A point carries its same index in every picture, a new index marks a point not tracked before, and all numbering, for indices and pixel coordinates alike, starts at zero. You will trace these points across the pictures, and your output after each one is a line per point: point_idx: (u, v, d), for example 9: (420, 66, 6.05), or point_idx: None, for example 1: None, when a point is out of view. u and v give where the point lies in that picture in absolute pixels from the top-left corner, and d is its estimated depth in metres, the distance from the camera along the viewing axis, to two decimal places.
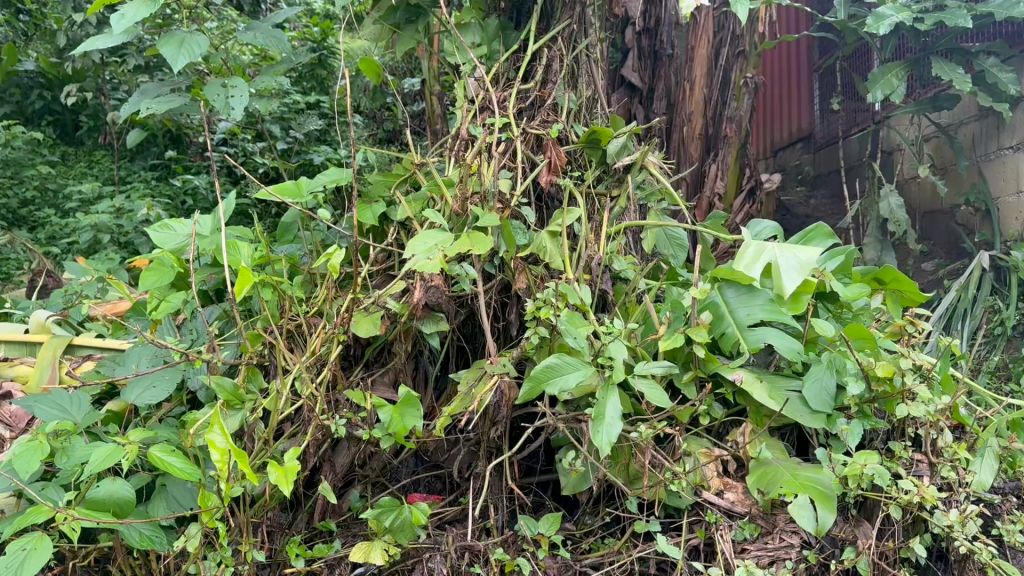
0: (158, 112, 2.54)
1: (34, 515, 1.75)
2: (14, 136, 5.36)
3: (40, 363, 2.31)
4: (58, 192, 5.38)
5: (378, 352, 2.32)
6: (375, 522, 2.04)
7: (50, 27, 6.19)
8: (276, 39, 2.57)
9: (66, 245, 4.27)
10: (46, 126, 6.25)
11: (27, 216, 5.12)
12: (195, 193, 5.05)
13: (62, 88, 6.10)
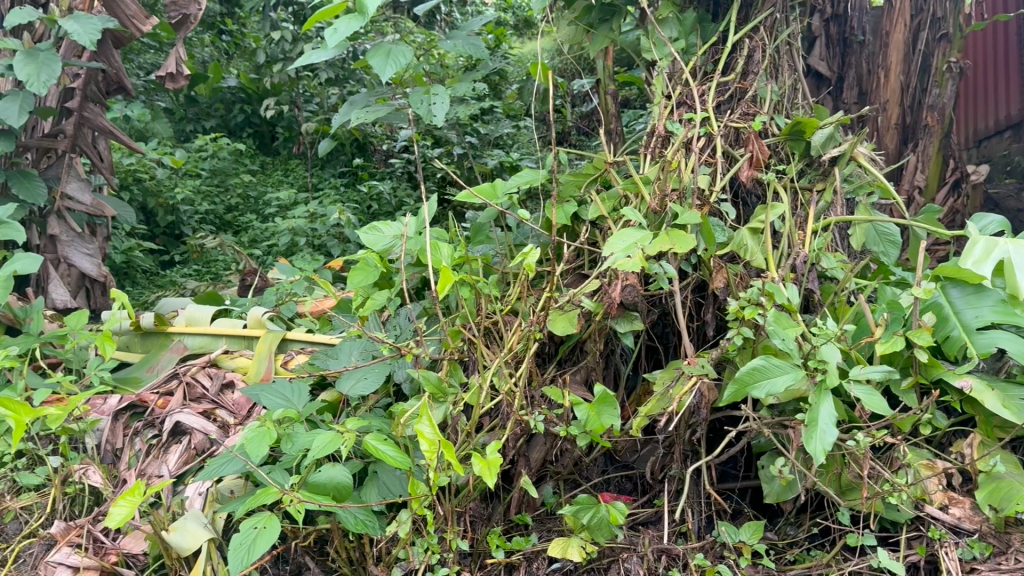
0: (367, 121, 2.54)
1: (265, 497, 1.91)
2: (219, 147, 5.99)
3: (258, 355, 2.49)
4: (258, 200, 5.74)
5: (570, 350, 2.31)
6: (572, 519, 2.08)
7: (249, 46, 6.73)
8: (474, 46, 2.56)
9: (268, 248, 4.59)
10: (248, 138, 6.84)
11: (233, 221, 5.54)
12: (379, 197, 5.12)
13: (261, 101, 6.62)
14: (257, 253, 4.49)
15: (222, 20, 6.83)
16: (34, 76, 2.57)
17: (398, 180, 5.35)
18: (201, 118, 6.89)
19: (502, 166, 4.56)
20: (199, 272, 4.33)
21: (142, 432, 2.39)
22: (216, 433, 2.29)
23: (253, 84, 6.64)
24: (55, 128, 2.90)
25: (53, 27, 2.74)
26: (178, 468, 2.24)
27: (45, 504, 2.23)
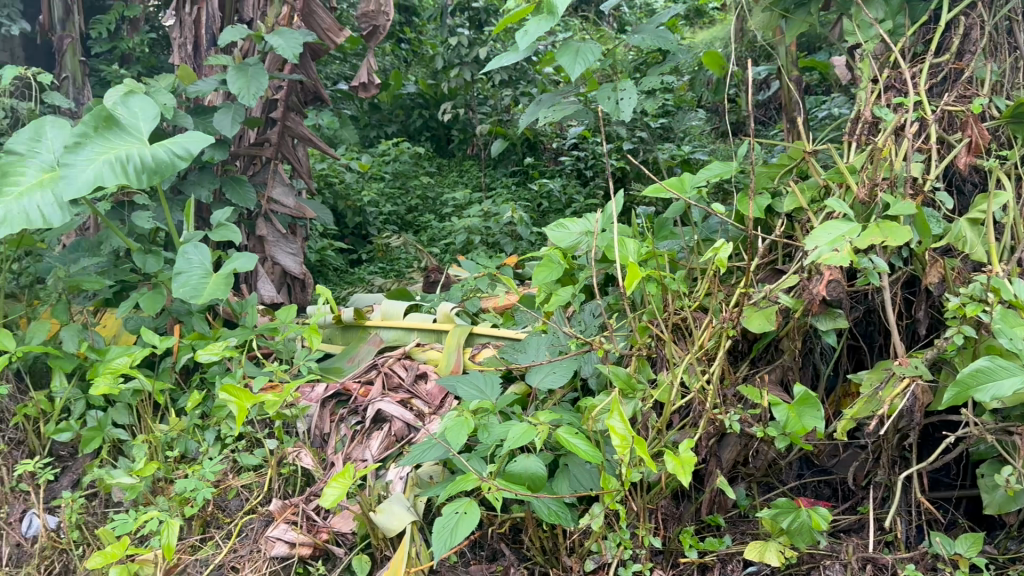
0: (555, 119, 2.59)
1: (465, 483, 2.00)
2: (400, 152, 6.25)
3: (448, 349, 2.62)
4: (436, 200, 5.91)
5: (764, 348, 2.25)
6: (770, 522, 2.02)
7: (427, 53, 6.96)
8: (664, 39, 2.57)
9: (445, 246, 4.66)
10: (426, 142, 7.06)
11: (413, 221, 5.72)
12: (550, 196, 5.16)
13: (438, 106, 6.83)
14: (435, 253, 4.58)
15: (403, 29, 7.24)
16: (246, 90, 2.75)
17: (569, 177, 5.43)
18: (383, 124, 7.22)
19: (673, 160, 4.42)
20: (384, 271, 4.48)
21: (346, 419, 2.55)
22: (413, 421, 2.43)
23: (431, 89, 6.83)
24: (262, 137, 3.07)
25: (260, 42, 2.90)
26: (380, 453, 2.38)
27: (263, 482, 2.42)
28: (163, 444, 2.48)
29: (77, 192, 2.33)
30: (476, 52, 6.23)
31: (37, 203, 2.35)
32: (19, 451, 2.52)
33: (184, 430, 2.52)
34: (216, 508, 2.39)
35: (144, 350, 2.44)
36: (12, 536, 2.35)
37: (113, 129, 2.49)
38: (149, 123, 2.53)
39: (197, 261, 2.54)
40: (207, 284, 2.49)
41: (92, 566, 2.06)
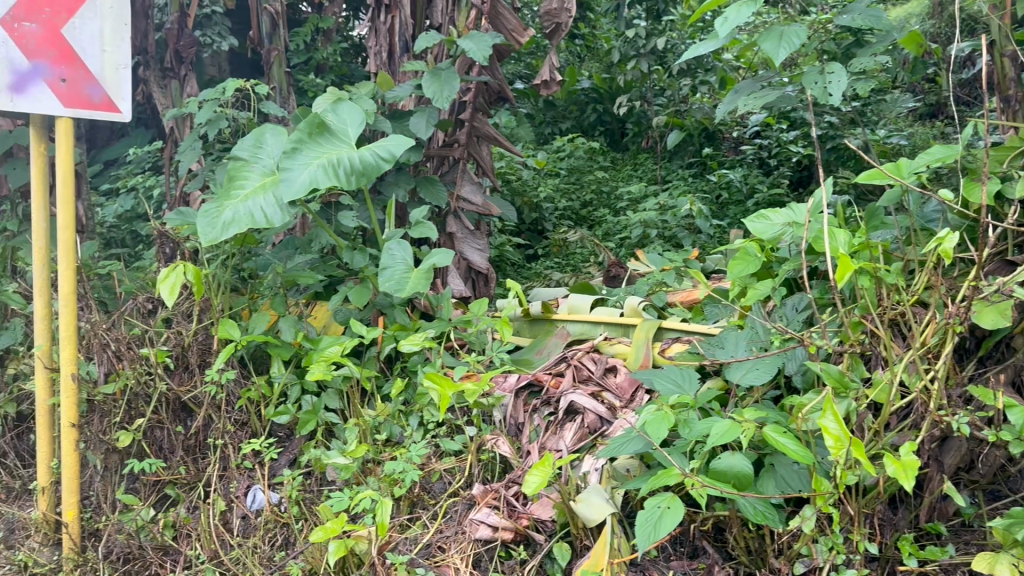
0: (755, 106, 2.51)
1: (668, 478, 2.00)
2: (575, 146, 5.61)
3: (636, 342, 2.61)
4: (611, 194, 5.18)
5: (994, 347, 2.10)
6: (1002, 533, 1.89)
7: (603, 48, 6.58)
8: (876, 19, 2.46)
9: (619, 241, 4.42)
10: (598, 137, 6.38)
11: (587, 216, 4.93)
12: (730, 187, 4.97)
13: (614, 99, 6.22)
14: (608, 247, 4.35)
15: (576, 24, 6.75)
16: (440, 93, 2.85)
17: (751, 168, 5.22)
18: (558, 121, 6.64)
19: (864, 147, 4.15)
20: (559, 265, 4.05)
21: (539, 409, 2.60)
22: (606, 414, 2.44)
23: (606, 83, 6.29)
24: (451, 138, 3.17)
25: (452, 47, 3.00)
26: (574, 444, 2.43)
27: (463, 468, 2.53)
28: (371, 428, 2.65)
29: (296, 193, 2.52)
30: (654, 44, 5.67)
31: (260, 205, 2.56)
32: (243, 431, 2.72)
33: (389, 415, 2.69)
34: (422, 490, 2.52)
35: (353, 340, 2.62)
36: (238, 509, 2.57)
37: (324, 134, 2.67)
38: (355, 128, 2.70)
39: (400, 257, 2.70)
40: (409, 278, 2.63)
41: (315, 540, 2.22)
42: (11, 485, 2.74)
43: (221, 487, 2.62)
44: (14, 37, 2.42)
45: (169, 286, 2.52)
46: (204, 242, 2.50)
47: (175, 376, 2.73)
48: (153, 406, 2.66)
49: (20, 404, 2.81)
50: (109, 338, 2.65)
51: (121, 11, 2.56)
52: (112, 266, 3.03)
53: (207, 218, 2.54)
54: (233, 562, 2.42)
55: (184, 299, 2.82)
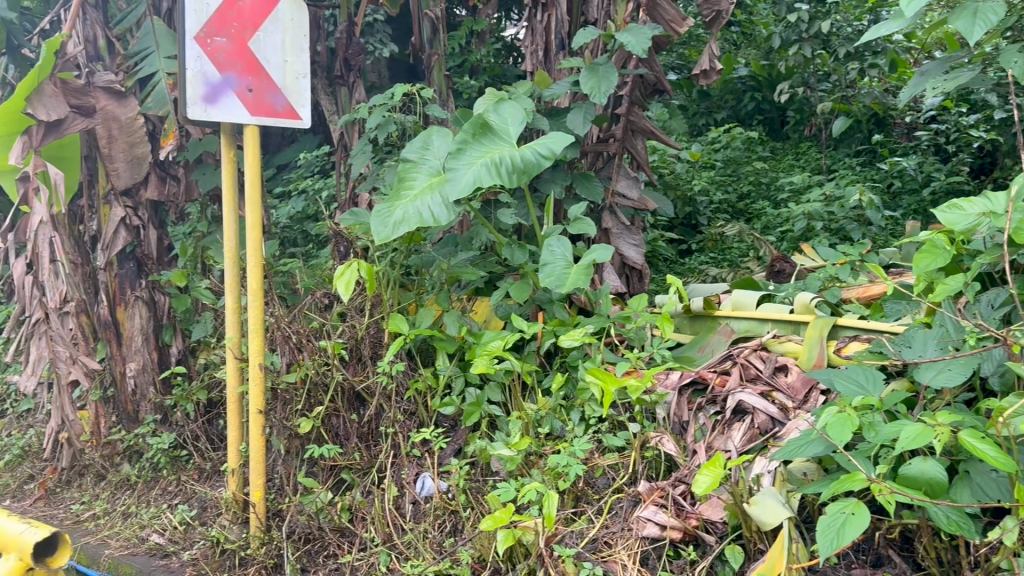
0: (948, 89, 2.46)
1: (851, 483, 1.90)
2: (733, 137, 5.44)
3: (809, 340, 2.52)
4: (771, 185, 4.99)
5: None
6: None
7: (763, 32, 6.09)
8: None
9: (781, 234, 4.29)
10: (757, 126, 6.15)
11: (746, 209, 4.81)
12: (902, 175, 4.73)
13: (774, 86, 5.98)
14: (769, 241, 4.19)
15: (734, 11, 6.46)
16: (597, 89, 2.82)
17: (925, 154, 4.99)
18: (712, 111, 6.37)
19: None
20: (717, 260, 4.01)
21: (705, 407, 2.55)
22: (778, 414, 2.36)
23: (765, 70, 6.00)
24: (607, 133, 3.13)
25: (609, 41, 2.95)
26: (743, 445, 2.37)
27: (627, 464, 2.51)
28: (534, 421, 2.67)
29: (461, 192, 2.59)
30: (819, 27, 5.30)
31: (428, 205, 2.64)
32: (412, 421, 2.83)
33: (551, 410, 2.70)
34: (586, 485, 2.53)
35: (514, 334, 2.67)
36: (410, 495, 2.67)
37: (487, 134, 2.73)
38: (516, 126, 2.73)
39: (560, 253, 2.70)
40: (569, 274, 2.63)
41: (485, 528, 2.29)
42: (202, 466, 2.90)
43: (393, 473, 2.74)
44: (206, 51, 2.52)
45: (344, 282, 2.65)
46: (377, 241, 2.61)
47: (350, 367, 2.87)
48: (331, 395, 2.81)
49: (210, 391, 2.99)
50: (291, 330, 2.85)
51: (299, 25, 2.71)
52: (291, 264, 3.23)
53: (379, 218, 2.67)
54: (405, 545, 2.54)
55: (357, 294, 2.97)
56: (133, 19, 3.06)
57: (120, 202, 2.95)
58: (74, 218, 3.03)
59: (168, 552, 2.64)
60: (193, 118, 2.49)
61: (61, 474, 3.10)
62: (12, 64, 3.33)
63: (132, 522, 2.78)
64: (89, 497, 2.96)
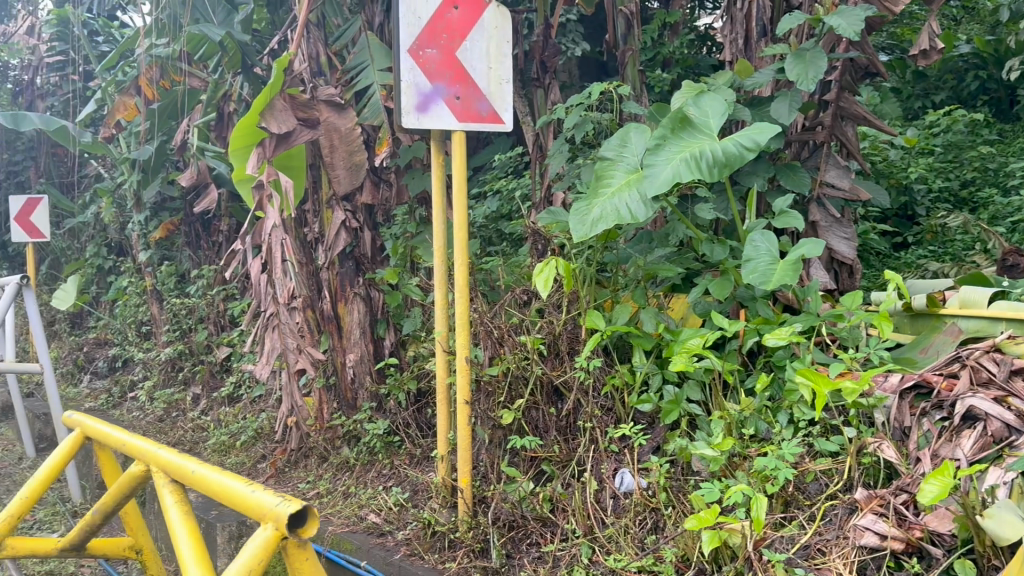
0: None
1: None
2: (955, 120, 5.04)
3: None
4: (1000, 171, 4.56)
5: None
6: None
7: (986, 4, 5.71)
8: None
9: (1011, 224, 3.93)
10: (981, 106, 5.67)
11: (970, 197, 4.44)
12: None
13: (1003, 62, 5.47)
14: (998, 232, 3.85)
15: None
16: (804, 75, 2.71)
17: None
18: (930, 93, 5.92)
19: None
20: (936, 254, 3.74)
21: (929, 413, 2.38)
22: (1016, 422, 2.18)
23: (990, 46, 5.51)
24: (814, 121, 3.00)
25: (816, 26, 2.82)
26: (975, 454, 2.20)
27: (842, 471, 2.40)
28: (737, 423, 2.58)
29: (660, 187, 2.57)
30: None
31: (625, 201, 2.63)
32: (609, 417, 2.79)
33: (755, 411, 2.59)
34: (796, 489, 2.43)
35: (715, 332, 2.59)
36: (609, 489, 2.66)
37: (686, 129, 2.68)
38: (718, 119, 2.66)
39: (765, 248, 2.60)
40: (775, 270, 2.53)
41: (689, 527, 2.25)
42: (413, 452, 3.09)
43: (593, 468, 2.72)
44: (419, 63, 2.67)
45: (543, 279, 2.70)
46: (576, 238, 2.64)
47: (548, 362, 2.89)
48: (531, 387, 2.85)
49: (419, 381, 3.17)
50: (492, 324, 2.96)
51: (503, 32, 2.79)
52: (492, 262, 3.35)
53: (576, 216, 2.68)
54: (608, 540, 2.53)
55: (555, 291, 3.01)
56: (349, 36, 3.31)
57: (341, 206, 3.20)
58: (301, 221, 3.30)
59: (384, 532, 2.83)
60: (406, 126, 2.66)
61: (290, 454, 3.39)
62: (246, 82, 3.62)
63: (351, 501, 2.99)
64: (313, 477, 3.22)
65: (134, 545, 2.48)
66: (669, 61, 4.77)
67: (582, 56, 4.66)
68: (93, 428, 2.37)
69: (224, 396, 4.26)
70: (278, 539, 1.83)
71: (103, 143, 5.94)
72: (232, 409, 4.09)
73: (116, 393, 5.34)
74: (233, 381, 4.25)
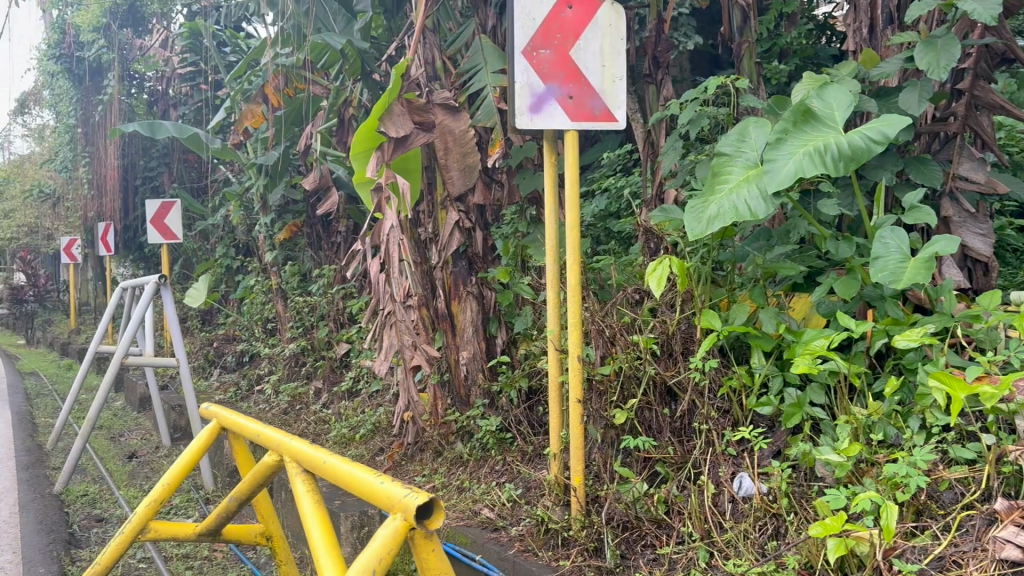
0: None
1: None
2: None
3: None
4: None
5: None
6: None
7: None
8: None
9: None
10: None
11: None
12: None
13: None
14: None
15: None
16: (935, 64, 2.58)
17: None
18: None
19: None
20: None
21: None
22: None
23: None
24: (946, 112, 2.87)
25: (948, 11, 2.70)
26: None
27: (980, 479, 2.27)
28: (864, 427, 2.48)
29: (781, 183, 2.50)
30: None
31: (745, 197, 2.55)
32: (725, 419, 2.72)
33: (884, 416, 2.49)
34: (928, 498, 2.31)
35: (841, 333, 2.51)
36: (728, 493, 2.58)
37: (809, 122, 2.61)
38: (844, 111, 2.57)
39: (894, 245, 2.50)
40: (906, 268, 2.42)
41: (813, 534, 2.18)
42: (526, 449, 3.11)
43: (710, 471, 2.64)
44: (533, 65, 2.64)
45: (657, 279, 2.62)
46: (691, 237, 2.59)
47: (661, 362, 2.83)
48: (643, 388, 2.82)
49: (531, 378, 3.19)
50: (604, 323, 2.95)
51: (618, 30, 2.70)
52: (604, 260, 3.33)
53: (692, 213, 2.63)
54: (726, 544, 2.46)
55: (669, 290, 2.94)
56: (464, 40, 3.40)
57: (455, 206, 3.28)
58: (416, 223, 3.42)
59: (498, 526, 2.83)
60: (520, 128, 2.62)
61: (406, 448, 3.47)
62: (366, 88, 3.78)
63: (466, 496, 3.04)
64: (429, 470, 3.29)
65: (265, 531, 2.58)
66: (787, 51, 4.54)
67: (694, 51, 4.59)
68: (230, 419, 2.48)
69: (344, 391, 4.43)
70: (406, 531, 1.83)
71: (231, 149, 6.14)
72: (352, 404, 4.23)
73: (243, 387, 5.63)
74: (352, 376, 4.41)
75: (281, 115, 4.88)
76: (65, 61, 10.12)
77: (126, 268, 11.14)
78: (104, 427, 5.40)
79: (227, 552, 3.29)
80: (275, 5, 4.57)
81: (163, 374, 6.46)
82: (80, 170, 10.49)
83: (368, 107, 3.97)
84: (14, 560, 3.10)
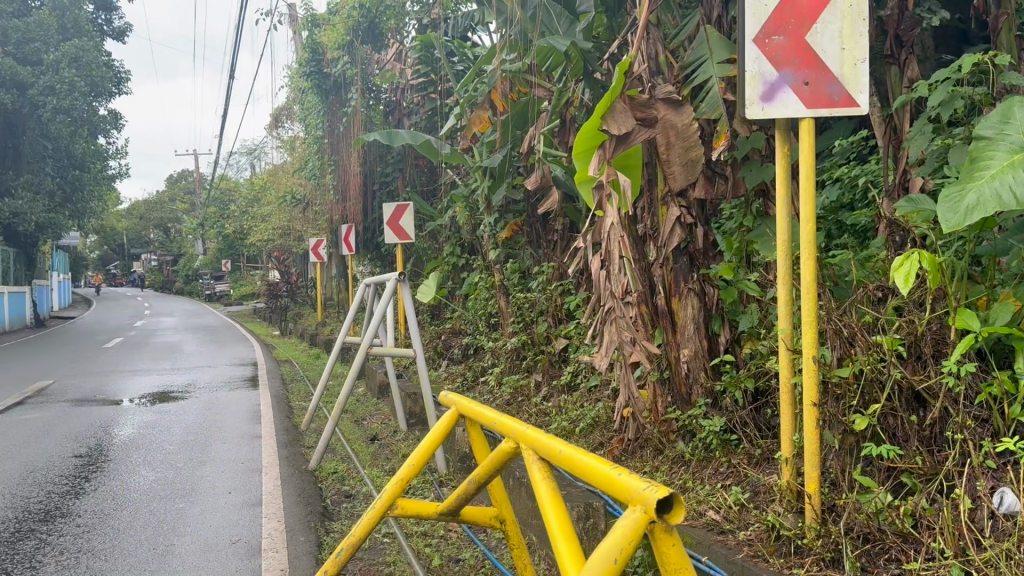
0: None
1: None
2: None
3: None
4: None
5: None
6: None
7: None
8: None
9: None
10: None
11: None
12: None
13: None
14: None
15: None
16: None
17: None
18: None
19: None
20: None
21: None
22: None
23: None
24: None
25: None
26: None
27: None
28: None
29: None
30: None
31: (1009, 184, 2.32)
32: (983, 428, 2.51)
33: None
34: None
35: None
36: (986, 509, 2.34)
37: None
38: None
39: None
40: None
41: None
42: (752, 453, 3.04)
43: (966, 484, 2.42)
44: (765, 52, 2.54)
45: (904, 274, 2.43)
46: (946, 229, 2.36)
47: (908, 365, 2.66)
48: (888, 393, 2.65)
49: (758, 379, 3.15)
50: (842, 323, 2.80)
51: (860, 8, 2.52)
52: (844, 257, 3.16)
53: (947, 204, 2.42)
54: (985, 563, 2.20)
55: (918, 286, 2.75)
56: (687, 32, 3.42)
57: (676, 203, 3.29)
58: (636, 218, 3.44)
59: (724, 530, 2.73)
60: (750, 118, 2.54)
61: (627, 444, 3.49)
62: (588, 87, 3.91)
63: (690, 496, 2.99)
64: (649, 467, 3.28)
65: (498, 515, 2.69)
66: None
67: (938, 26, 4.25)
68: (468, 407, 2.61)
69: (564, 383, 4.56)
70: (646, 522, 1.75)
71: (460, 154, 6.41)
72: (572, 398, 4.34)
73: (469, 377, 5.95)
74: (572, 370, 4.52)
75: (506, 119, 5.11)
76: (315, 77, 11.19)
77: (363, 266, 12.13)
78: (348, 411, 5.94)
79: (461, 533, 3.49)
80: (501, 13, 4.80)
81: (398, 363, 7.01)
82: (327, 176, 11.62)
83: (589, 106, 4.05)
84: (279, 527, 3.48)
